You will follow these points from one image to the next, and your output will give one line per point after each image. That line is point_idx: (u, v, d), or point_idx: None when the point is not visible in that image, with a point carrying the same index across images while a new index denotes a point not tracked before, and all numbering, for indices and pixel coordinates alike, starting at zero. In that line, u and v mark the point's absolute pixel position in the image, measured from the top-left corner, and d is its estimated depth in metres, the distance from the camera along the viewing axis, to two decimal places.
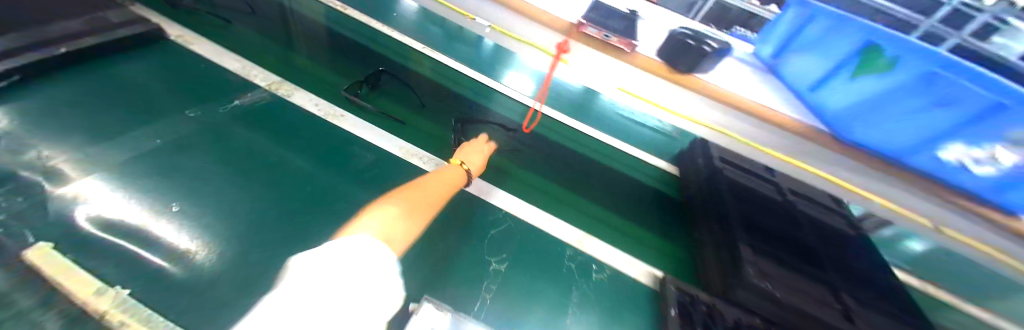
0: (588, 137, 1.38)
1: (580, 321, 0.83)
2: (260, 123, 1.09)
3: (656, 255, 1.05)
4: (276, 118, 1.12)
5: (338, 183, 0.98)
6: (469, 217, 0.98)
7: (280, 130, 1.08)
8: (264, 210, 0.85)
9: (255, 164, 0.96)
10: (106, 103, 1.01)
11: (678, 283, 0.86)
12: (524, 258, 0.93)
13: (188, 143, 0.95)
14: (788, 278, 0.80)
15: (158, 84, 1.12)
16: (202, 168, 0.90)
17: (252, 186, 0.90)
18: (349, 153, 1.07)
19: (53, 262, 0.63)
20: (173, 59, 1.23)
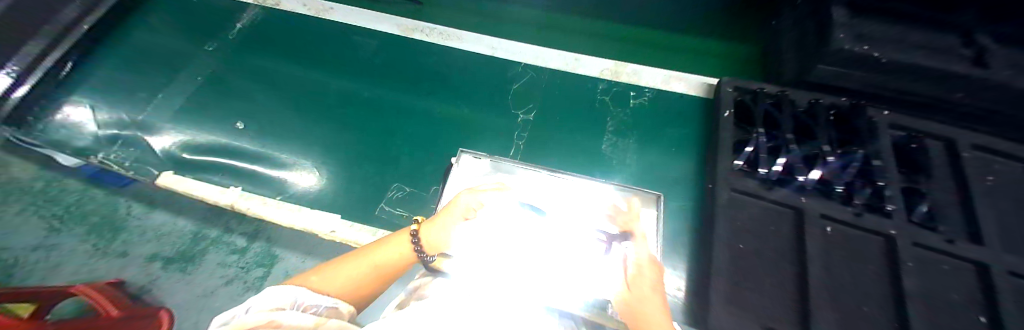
0: None
1: (616, 154, 0.81)
2: (246, 38, 1.01)
3: (718, 61, 0.90)
4: (258, 28, 1.02)
5: (343, 81, 0.92)
6: (485, 75, 0.93)
7: (287, 35, 1.01)
8: (293, 119, 0.87)
9: (264, 81, 0.94)
10: (143, 58, 0.97)
11: (737, 83, 0.73)
12: (553, 101, 0.89)
13: (221, 74, 0.95)
14: (894, 39, 0.64)
15: (170, 31, 1.02)
16: (250, 88, 0.92)
17: (294, 95, 0.91)
18: (343, 49, 0.97)
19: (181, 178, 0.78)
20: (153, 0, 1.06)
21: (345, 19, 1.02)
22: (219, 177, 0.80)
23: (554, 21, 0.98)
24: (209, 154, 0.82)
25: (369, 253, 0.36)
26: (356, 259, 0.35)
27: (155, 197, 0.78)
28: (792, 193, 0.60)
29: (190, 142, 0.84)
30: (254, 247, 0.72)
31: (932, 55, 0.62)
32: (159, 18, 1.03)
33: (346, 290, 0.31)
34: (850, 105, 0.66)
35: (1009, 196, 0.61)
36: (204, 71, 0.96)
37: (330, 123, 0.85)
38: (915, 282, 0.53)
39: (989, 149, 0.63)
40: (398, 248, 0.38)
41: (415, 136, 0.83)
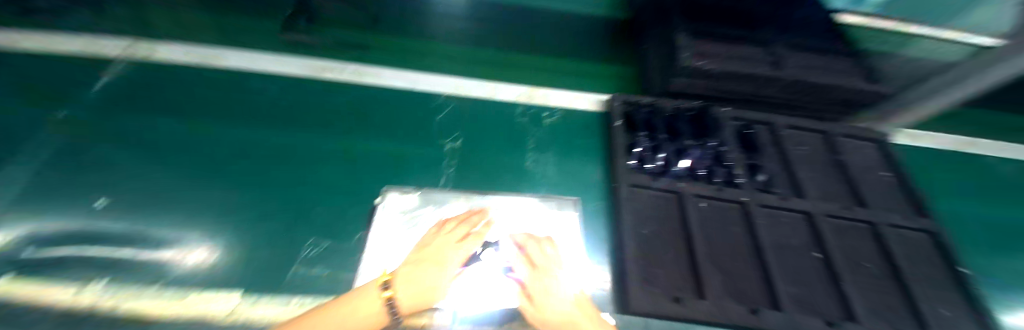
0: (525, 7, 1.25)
1: (540, 168, 0.88)
2: (124, 97, 0.88)
3: (608, 82, 1.08)
4: (141, 87, 0.91)
5: (247, 130, 0.85)
6: (405, 110, 0.95)
7: (174, 91, 0.91)
8: (178, 175, 0.74)
9: (141, 139, 0.80)
10: None
11: (623, 98, 0.88)
12: (476, 127, 0.95)
13: (79, 137, 0.79)
14: (721, 52, 0.82)
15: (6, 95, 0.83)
16: (113, 151, 0.77)
17: (179, 153, 0.79)
18: (248, 98, 0.91)
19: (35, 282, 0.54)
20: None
21: (249, 68, 0.98)
22: (54, 270, 0.56)
23: (464, 59, 1.12)
24: (54, 242, 0.59)
25: (339, 316, 0.50)
26: (326, 322, 0.50)
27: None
28: (672, 180, 0.73)
29: (18, 237, 0.60)
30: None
31: (747, 62, 0.81)
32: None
33: None
34: (700, 107, 0.84)
35: (818, 157, 0.80)
36: (52, 136, 0.78)
37: (229, 176, 0.75)
38: (768, 236, 0.68)
39: (798, 126, 0.84)
40: (370, 307, 0.51)
41: (332, 178, 0.77)
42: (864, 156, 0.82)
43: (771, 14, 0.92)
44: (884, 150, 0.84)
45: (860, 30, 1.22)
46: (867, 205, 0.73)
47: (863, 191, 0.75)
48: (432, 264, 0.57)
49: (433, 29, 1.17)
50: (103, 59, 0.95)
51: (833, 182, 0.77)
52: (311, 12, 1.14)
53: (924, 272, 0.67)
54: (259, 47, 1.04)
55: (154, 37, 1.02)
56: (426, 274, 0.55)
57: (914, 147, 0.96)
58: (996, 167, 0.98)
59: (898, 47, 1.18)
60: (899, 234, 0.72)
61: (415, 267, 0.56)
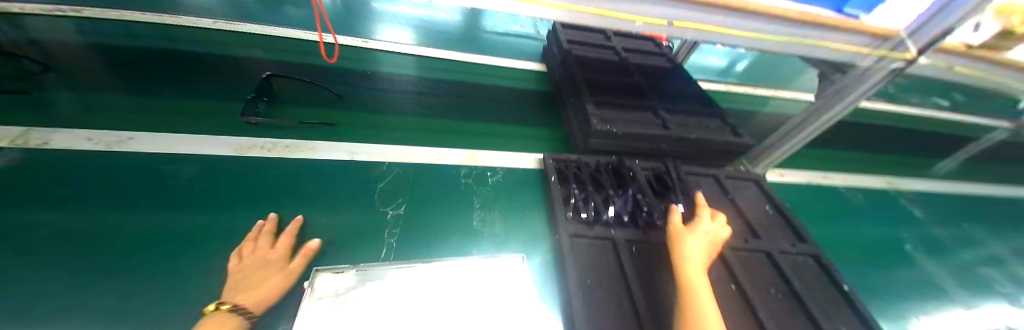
0: (466, 84, 1.41)
1: (486, 225, 0.91)
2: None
3: (544, 142, 1.20)
4: (24, 174, 0.80)
5: (157, 215, 0.77)
6: (343, 183, 0.94)
7: (66, 179, 0.81)
8: (52, 277, 0.63)
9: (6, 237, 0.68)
10: None
11: (554, 155, 1.00)
12: (420, 192, 0.96)
13: None
14: (623, 116, 0.98)
15: None
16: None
17: (57, 252, 0.67)
18: (164, 180, 0.84)
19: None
20: None
21: (167, 148, 0.92)
22: None
23: (406, 127, 1.16)
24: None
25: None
26: None
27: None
28: (605, 228, 0.81)
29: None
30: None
31: (644, 124, 0.98)
32: None
33: None
34: (617, 161, 0.95)
35: (717, 198, 0.95)
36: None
37: (128, 271, 0.66)
38: None
39: (695, 171, 0.99)
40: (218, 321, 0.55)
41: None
42: (749, 195, 0.99)
43: (655, 85, 1.16)
44: (761, 186, 1.02)
45: (730, 94, 1.57)
46: (760, 236, 0.86)
47: (756, 225, 0.89)
48: (263, 269, 0.64)
49: (380, 102, 1.24)
50: None
51: (731, 218, 0.91)
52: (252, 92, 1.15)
53: (817, 292, 0.78)
54: (182, 126, 0.98)
55: (56, 121, 0.93)
56: (260, 279, 0.62)
57: (786, 183, 1.19)
58: (848, 193, 1.24)
59: (758, 104, 1.53)
60: (790, 258, 0.83)
61: (242, 281, 0.62)
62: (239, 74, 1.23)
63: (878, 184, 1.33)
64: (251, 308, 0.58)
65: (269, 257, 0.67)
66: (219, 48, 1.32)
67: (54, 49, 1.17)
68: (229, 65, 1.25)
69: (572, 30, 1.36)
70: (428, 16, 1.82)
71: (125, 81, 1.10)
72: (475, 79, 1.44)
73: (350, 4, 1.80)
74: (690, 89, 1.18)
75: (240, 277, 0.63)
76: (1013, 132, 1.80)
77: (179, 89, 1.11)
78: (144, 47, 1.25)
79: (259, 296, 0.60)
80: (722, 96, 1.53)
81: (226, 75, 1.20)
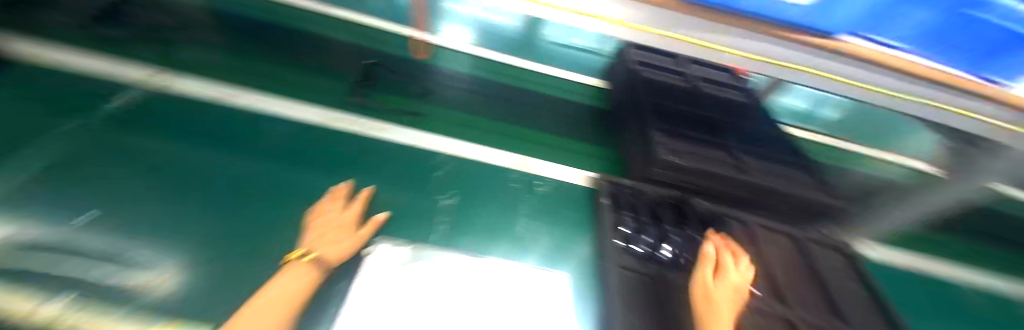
0: (526, 83, 1.36)
1: (524, 236, 0.89)
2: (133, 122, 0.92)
3: (596, 158, 1.14)
4: (153, 114, 0.95)
5: (237, 166, 0.86)
6: (399, 165, 0.99)
7: (181, 123, 0.95)
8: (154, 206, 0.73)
9: (132, 165, 0.82)
10: None
11: (609, 178, 0.94)
12: (467, 188, 0.97)
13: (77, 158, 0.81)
14: (695, 150, 0.90)
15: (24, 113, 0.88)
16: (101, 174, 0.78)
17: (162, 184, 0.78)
18: (252, 136, 0.95)
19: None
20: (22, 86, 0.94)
21: (262, 107, 1.04)
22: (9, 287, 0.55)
23: (461, 122, 1.17)
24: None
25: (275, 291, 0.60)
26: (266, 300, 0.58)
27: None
28: (656, 267, 0.75)
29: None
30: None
31: (718, 163, 0.88)
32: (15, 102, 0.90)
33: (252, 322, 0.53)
34: (676, 197, 0.88)
35: (793, 262, 0.82)
36: (39, 151, 0.81)
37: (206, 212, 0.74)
38: None
39: (768, 227, 0.88)
40: (297, 277, 0.63)
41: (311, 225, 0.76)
42: (837, 268, 0.83)
43: (734, 122, 1.04)
44: (854, 261, 0.85)
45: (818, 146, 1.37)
46: (851, 320, 0.70)
47: (847, 307, 0.73)
48: (338, 230, 0.73)
49: (440, 89, 1.25)
50: (125, 83, 1.02)
51: (812, 291, 0.76)
52: (331, 65, 1.24)
53: None
54: (272, 89, 1.11)
55: (181, 69, 1.09)
56: (337, 237, 0.71)
57: (879, 261, 1.01)
58: (963, 291, 1.01)
59: (850, 166, 1.32)
60: None
61: (322, 235, 0.71)
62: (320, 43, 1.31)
63: (1008, 290, 1.06)
64: (329, 263, 0.67)
65: (343, 219, 0.75)
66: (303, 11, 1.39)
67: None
68: (310, 32, 1.33)
69: (651, 51, 1.17)
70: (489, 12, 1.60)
71: (230, 39, 1.23)
72: (535, 78, 1.38)
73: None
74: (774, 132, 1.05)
75: (317, 232, 0.72)
76: None
77: (270, 54, 1.23)
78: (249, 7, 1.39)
79: (338, 253, 0.69)
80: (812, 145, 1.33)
81: (309, 43, 1.29)
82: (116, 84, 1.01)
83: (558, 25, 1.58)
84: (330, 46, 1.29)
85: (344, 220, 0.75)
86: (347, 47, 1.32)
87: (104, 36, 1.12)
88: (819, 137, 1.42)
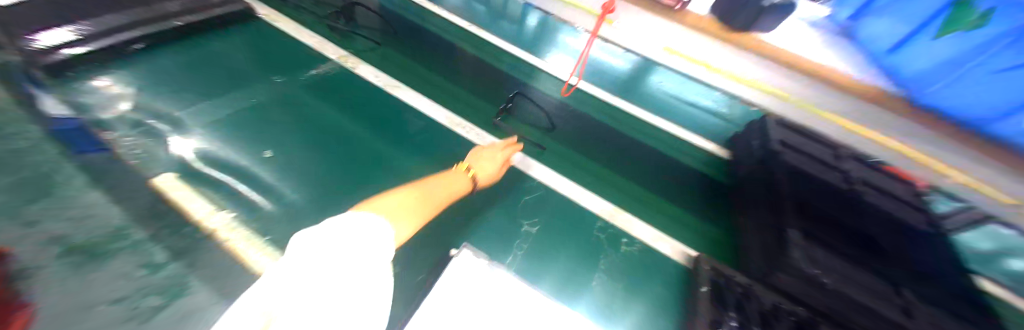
0: (641, 121, 1.28)
1: (600, 291, 0.84)
2: (318, 93, 1.19)
3: (697, 233, 1.03)
4: (330, 91, 1.20)
5: None
6: (500, 180, 1.04)
7: (343, 102, 1.18)
8: None
9: (311, 131, 1.07)
10: (222, 82, 1.14)
11: (713, 263, 0.85)
12: (558, 222, 0.96)
13: (281, 114, 1.09)
14: (844, 270, 0.74)
15: (259, 71, 1.22)
16: (292, 128, 1.05)
17: None
18: (389, 127, 1.13)
19: (206, 201, 0.86)
20: (264, 48, 1.31)
21: (406, 99, 1.24)
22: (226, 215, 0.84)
23: (561, 155, 1.17)
24: (224, 172, 0.91)
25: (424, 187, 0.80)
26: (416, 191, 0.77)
27: (140, 209, 0.81)
28: None
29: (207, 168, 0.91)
30: (194, 285, 0.73)
31: (868, 295, 0.71)
32: (257, 60, 1.25)
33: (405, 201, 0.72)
34: (802, 314, 0.71)
35: None
36: (261, 97, 1.12)
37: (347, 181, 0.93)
38: None
39: None
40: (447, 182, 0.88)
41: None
42: None
43: (901, 247, 0.81)
44: None
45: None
46: None
47: None
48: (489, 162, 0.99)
49: (550, 113, 1.27)
50: (319, 60, 1.31)
51: None
52: (463, 71, 1.37)
53: None
54: (415, 86, 1.30)
55: (360, 54, 1.38)
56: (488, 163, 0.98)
57: None
58: None
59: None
60: None
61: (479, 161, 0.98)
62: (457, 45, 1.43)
63: None
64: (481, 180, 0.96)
65: (490, 158, 1.00)
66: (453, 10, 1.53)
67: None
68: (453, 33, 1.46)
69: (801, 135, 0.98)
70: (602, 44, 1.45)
71: (394, 35, 1.47)
72: (650, 119, 1.28)
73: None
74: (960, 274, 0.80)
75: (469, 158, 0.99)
76: None
77: (417, 54, 1.42)
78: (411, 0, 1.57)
79: (488, 176, 0.97)
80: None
81: (451, 44, 1.43)
82: (314, 59, 1.31)
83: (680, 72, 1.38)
84: (464, 55, 1.40)
85: (491, 154, 1.01)
86: (474, 57, 1.40)
87: (319, 21, 1.47)
88: None
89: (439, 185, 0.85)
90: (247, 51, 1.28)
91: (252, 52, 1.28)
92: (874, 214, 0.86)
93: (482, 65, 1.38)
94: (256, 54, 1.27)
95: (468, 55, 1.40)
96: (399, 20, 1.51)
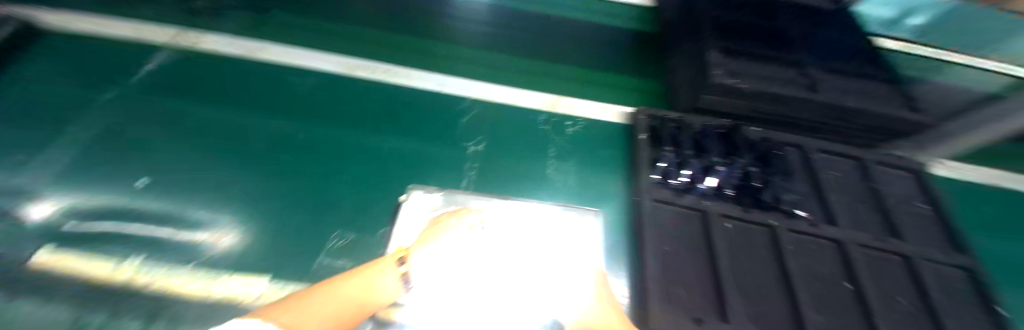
0: (556, 7, 1.24)
1: (563, 177, 0.85)
2: (159, 84, 0.88)
3: (637, 90, 1.04)
4: (174, 75, 0.90)
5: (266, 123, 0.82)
6: (426, 113, 0.91)
7: (202, 81, 0.90)
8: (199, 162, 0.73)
9: (168, 128, 0.80)
10: (13, 111, 0.79)
11: (648, 111, 0.87)
12: (501, 134, 0.90)
13: (123, 124, 0.80)
14: (755, 71, 0.79)
15: (62, 81, 0.86)
16: (159, 144, 0.77)
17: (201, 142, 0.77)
18: (276, 89, 0.90)
19: (72, 257, 0.56)
20: (48, 53, 0.91)
21: (281, 63, 0.96)
22: (111, 246, 0.58)
23: (495, 66, 1.06)
24: (86, 211, 0.63)
25: (367, 273, 0.47)
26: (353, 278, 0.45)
27: None
28: (698, 198, 0.71)
29: (88, 203, 0.65)
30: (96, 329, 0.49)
31: (778, 82, 0.77)
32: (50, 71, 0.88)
33: (328, 315, 0.40)
34: (724, 125, 0.80)
35: (852, 185, 0.75)
36: (101, 123, 0.79)
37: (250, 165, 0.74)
38: (795, 264, 0.65)
39: (833, 151, 0.78)
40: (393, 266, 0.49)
41: (378, 182, 0.74)
42: (897, 191, 0.76)
43: (800, 32, 0.88)
44: (922, 181, 0.79)
45: (912, 58, 1.12)
46: (903, 236, 0.69)
47: (898, 223, 0.71)
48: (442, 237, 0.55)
49: (462, 24, 1.15)
50: (141, 44, 0.96)
51: (867, 211, 0.73)
52: (346, 6, 1.15)
53: (967, 314, 0.63)
54: (300, 39, 1.02)
55: (195, 19, 1.03)
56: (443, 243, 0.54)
57: (970, 178, 0.88)
58: None
59: (958, 76, 1.08)
60: (935, 268, 0.68)
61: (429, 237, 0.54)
62: None
63: None
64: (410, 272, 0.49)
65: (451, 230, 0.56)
66: None
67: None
68: None
69: None
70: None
71: None
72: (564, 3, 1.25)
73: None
74: (850, 41, 0.90)
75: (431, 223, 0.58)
76: None
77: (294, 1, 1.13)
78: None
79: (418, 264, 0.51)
80: (898, 56, 1.11)
81: None
82: (134, 44, 0.95)
83: None
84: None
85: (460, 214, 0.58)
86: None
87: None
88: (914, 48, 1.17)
89: (377, 287, 0.46)
90: (23, 63, 0.88)
91: (34, 62, 0.89)
92: (773, 11, 0.92)
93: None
94: (44, 63, 0.89)
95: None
96: None
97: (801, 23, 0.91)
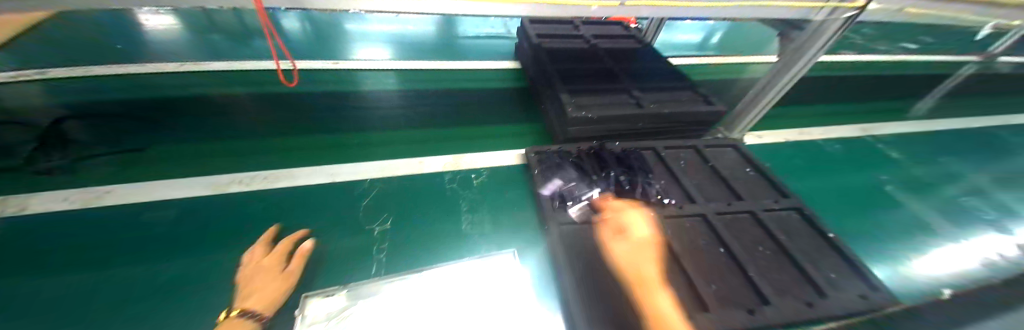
0: (445, 86, 1.42)
1: (477, 227, 0.88)
2: None
3: (527, 136, 1.20)
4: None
5: (131, 272, 0.71)
6: (325, 206, 0.90)
7: (31, 243, 0.74)
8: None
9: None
10: None
11: (536, 149, 1.00)
12: (407, 205, 0.92)
13: None
14: (600, 101, 0.99)
15: None
16: None
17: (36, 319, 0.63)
18: (142, 228, 0.79)
19: None
20: None
21: (148, 196, 0.86)
22: None
23: (395, 144, 1.12)
24: None
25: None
26: None
27: None
28: (590, 211, 0.81)
29: None
30: None
31: (618, 106, 0.98)
32: None
33: None
34: (594, 147, 0.96)
35: (698, 169, 0.95)
36: None
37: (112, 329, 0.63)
38: (680, 245, 0.75)
39: (674, 146, 0.99)
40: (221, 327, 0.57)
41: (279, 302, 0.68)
42: (727, 163, 0.98)
43: (623, 68, 1.16)
44: (740, 151, 1.03)
45: (709, 66, 1.53)
46: (743, 198, 0.87)
47: (737, 188, 0.90)
48: (264, 276, 0.66)
49: (359, 116, 1.21)
50: None
51: (714, 185, 0.91)
52: (228, 121, 1.12)
53: (807, 242, 0.79)
54: (171, 165, 0.95)
55: (27, 177, 0.88)
56: (269, 287, 0.64)
57: (766, 145, 1.21)
58: (827, 146, 1.25)
59: (742, 72, 1.50)
60: (775, 215, 0.84)
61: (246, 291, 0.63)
62: (206, 107, 1.17)
63: (856, 132, 1.35)
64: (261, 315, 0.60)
65: (264, 266, 0.68)
66: (184, 81, 1.26)
67: (15, 102, 1.10)
68: (195, 99, 1.19)
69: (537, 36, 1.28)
70: (402, 37, 1.75)
71: (86, 131, 1.03)
72: (451, 82, 1.44)
73: (319, 29, 1.75)
74: (660, 64, 1.20)
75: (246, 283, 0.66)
76: (970, 71, 1.94)
77: (162, 129, 1.06)
78: (131, 80, 1.24)
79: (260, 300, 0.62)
80: (701, 67, 1.50)
81: (195, 109, 1.15)
82: None
83: (456, 49, 1.68)
84: (229, 107, 1.17)
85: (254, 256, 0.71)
86: (251, 103, 1.20)
87: None
88: (710, 58, 1.59)
89: None
90: None
91: None
92: (602, 56, 1.20)
93: (253, 109, 1.18)
94: None
95: (241, 103, 1.20)
96: (87, 116, 1.08)
97: (623, 61, 1.20)
